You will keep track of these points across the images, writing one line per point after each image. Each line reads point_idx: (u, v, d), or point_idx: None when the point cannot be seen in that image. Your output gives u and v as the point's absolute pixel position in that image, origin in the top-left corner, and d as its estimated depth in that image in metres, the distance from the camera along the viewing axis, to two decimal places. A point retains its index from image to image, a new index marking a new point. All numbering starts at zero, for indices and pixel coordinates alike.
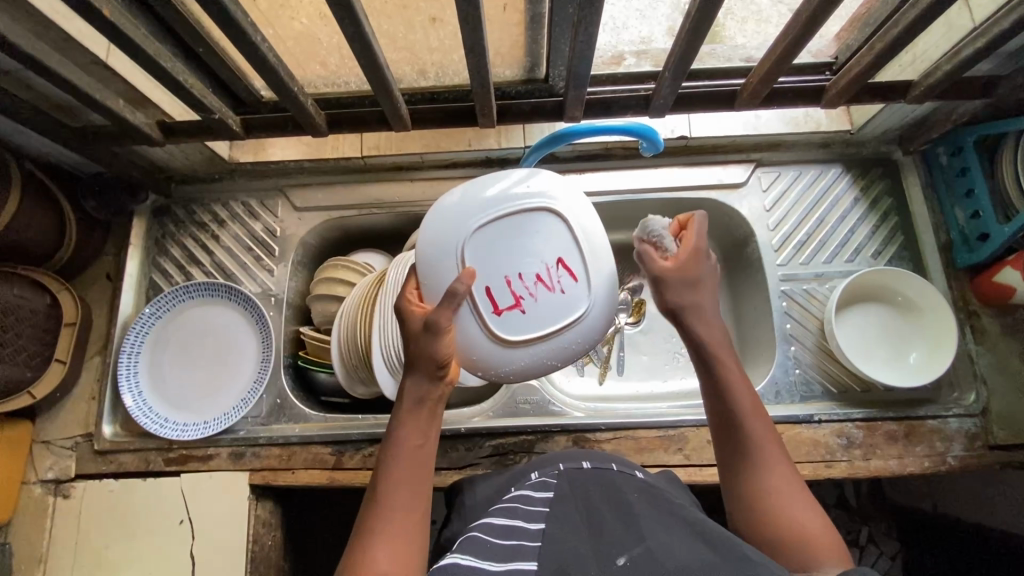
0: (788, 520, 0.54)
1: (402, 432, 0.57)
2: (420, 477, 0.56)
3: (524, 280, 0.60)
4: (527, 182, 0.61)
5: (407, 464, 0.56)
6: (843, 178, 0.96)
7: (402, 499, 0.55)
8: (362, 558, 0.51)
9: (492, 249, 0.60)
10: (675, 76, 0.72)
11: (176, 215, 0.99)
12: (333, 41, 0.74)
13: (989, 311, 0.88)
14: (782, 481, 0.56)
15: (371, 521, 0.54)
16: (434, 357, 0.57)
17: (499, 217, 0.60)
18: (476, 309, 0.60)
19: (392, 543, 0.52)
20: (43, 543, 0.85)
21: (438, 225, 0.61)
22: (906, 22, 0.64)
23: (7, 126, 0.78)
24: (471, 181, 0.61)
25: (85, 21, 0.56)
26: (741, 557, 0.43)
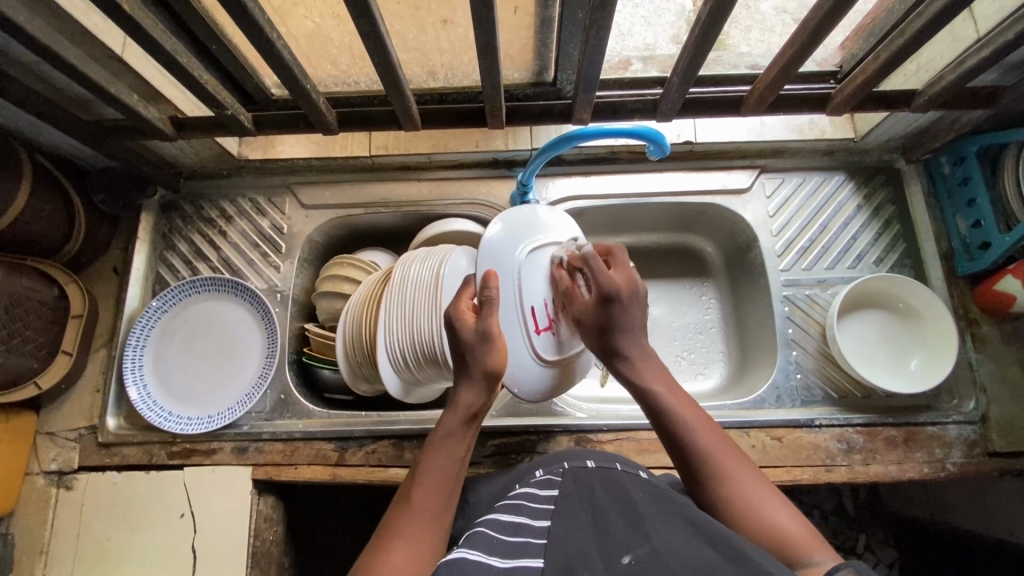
0: (765, 517, 0.54)
1: (444, 441, 0.62)
2: (450, 487, 0.60)
3: (554, 307, 0.74)
4: (556, 221, 0.77)
5: (444, 471, 0.60)
6: (846, 185, 0.97)
7: (430, 504, 0.57)
8: (384, 550, 0.52)
9: (533, 278, 0.73)
10: (682, 81, 0.72)
11: (184, 210, 1.00)
12: (345, 41, 0.76)
13: (989, 319, 0.89)
14: (751, 484, 0.57)
15: (397, 518, 0.56)
16: (490, 368, 0.64)
17: (540, 249, 0.75)
18: (524, 328, 0.72)
19: (413, 541, 0.54)
20: (45, 534, 0.86)
21: (493, 252, 0.74)
22: (911, 32, 0.65)
23: (21, 119, 0.79)
24: (509, 221, 0.76)
25: (104, 14, 0.57)
26: (747, 558, 0.44)
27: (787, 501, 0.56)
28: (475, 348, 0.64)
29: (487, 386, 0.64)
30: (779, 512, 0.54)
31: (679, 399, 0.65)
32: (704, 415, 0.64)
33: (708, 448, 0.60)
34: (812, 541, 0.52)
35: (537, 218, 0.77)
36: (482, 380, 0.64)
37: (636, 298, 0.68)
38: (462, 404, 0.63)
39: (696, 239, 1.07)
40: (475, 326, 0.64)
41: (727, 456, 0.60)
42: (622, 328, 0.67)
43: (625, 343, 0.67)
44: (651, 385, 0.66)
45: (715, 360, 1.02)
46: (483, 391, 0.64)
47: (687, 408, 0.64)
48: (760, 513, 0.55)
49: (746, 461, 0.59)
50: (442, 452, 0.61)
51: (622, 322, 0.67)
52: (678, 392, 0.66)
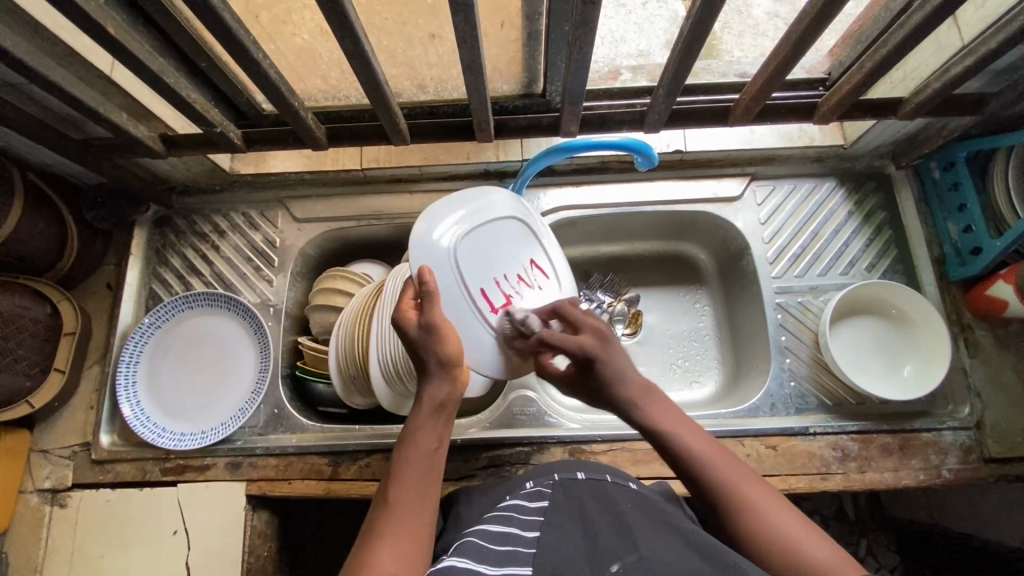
0: (800, 552, 0.51)
1: (420, 436, 0.61)
2: (429, 481, 0.59)
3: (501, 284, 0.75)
4: (484, 199, 0.77)
5: (420, 465, 0.59)
6: (837, 192, 0.97)
7: (410, 501, 0.57)
8: (367, 553, 0.52)
9: (478, 264, 0.74)
10: (669, 93, 0.73)
11: (177, 226, 1.00)
12: (334, 57, 0.76)
13: (982, 324, 0.89)
14: (786, 522, 0.54)
15: (382, 520, 0.55)
16: (444, 357, 0.63)
17: (474, 230, 0.74)
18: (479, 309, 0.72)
19: (398, 540, 0.53)
20: (38, 553, 0.85)
21: (422, 246, 0.71)
22: (895, 42, 0.65)
23: (12, 138, 0.79)
24: (437, 214, 0.73)
25: (90, 36, 0.58)
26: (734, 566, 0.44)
27: (818, 529, 0.53)
28: (423, 338, 0.63)
29: (449, 375, 0.64)
30: (822, 548, 0.51)
31: (691, 434, 0.62)
32: (717, 447, 0.61)
33: (731, 484, 0.57)
34: (851, 571, 0.49)
35: (471, 198, 0.76)
36: (440, 367, 0.64)
37: (609, 347, 0.66)
38: (430, 396, 0.63)
39: (688, 246, 1.07)
40: (418, 322, 0.64)
41: (755, 493, 0.57)
42: (607, 387, 0.65)
43: (621, 395, 0.65)
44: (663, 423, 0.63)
45: (710, 368, 1.02)
46: (446, 381, 0.64)
47: (706, 448, 0.61)
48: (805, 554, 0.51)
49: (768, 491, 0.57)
50: (416, 447, 0.61)
51: (610, 376, 0.65)
52: (690, 425, 0.63)
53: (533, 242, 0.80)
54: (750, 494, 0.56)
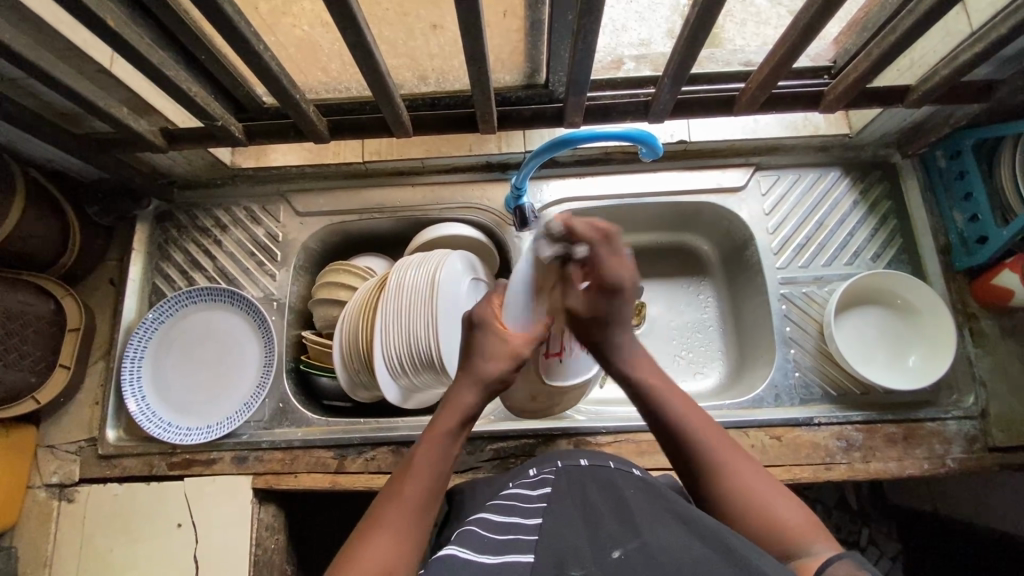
0: (765, 510, 0.54)
1: (432, 443, 0.61)
2: (437, 483, 0.59)
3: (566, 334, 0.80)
4: None
5: (427, 472, 0.59)
6: (841, 182, 0.96)
7: (411, 506, 0.56)
8: (358, 552, 0.51)
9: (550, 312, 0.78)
10: (674, 82, 0.72)
11: (179, 220, 1.00)
12: (335, 48, 0.75)
13: (987, 313, 0.89)
14: (749, 476, 0.57)
15: (386, 507, 0.56)
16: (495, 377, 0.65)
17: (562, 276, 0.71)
18: None
19: (397, 533, 0.53)
20: (47, 547, 0.86)
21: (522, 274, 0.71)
22: (903, 28, 0.65)
23: (12, 133, 0.79)
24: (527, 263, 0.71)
25: (89, 30, 0.57)
26: (735, 551, 0.44)
27: (787, 491, 0.56)
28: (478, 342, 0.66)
29: (489, 387, 0.65)
30: (783, 503, 0.55)
31: (670, 389, 0.65)
32: (695, 407, 0.64)
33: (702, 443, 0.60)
34: (814, 532, 0.52)
35: None
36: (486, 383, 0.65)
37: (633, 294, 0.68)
38: (460, 404, 0.63)
39: (692, 238, 1.07)
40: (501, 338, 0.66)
41: (725, 447, 0.60)
42: (616, 321, 0.68)
43: (619, 332, 0.68)
44: (641, 379, 0.66)
45: (714, 359, 1.02)
46: (483, 393, 0.64)
47: (681, 402, 0.64)
48: (764, 505, 0.54)
49: (740, 453, 0.59)
50: (427, 453, 0.60)
51: (619, 316, 0.68)
52: (669, 384, 0.66)
53: None
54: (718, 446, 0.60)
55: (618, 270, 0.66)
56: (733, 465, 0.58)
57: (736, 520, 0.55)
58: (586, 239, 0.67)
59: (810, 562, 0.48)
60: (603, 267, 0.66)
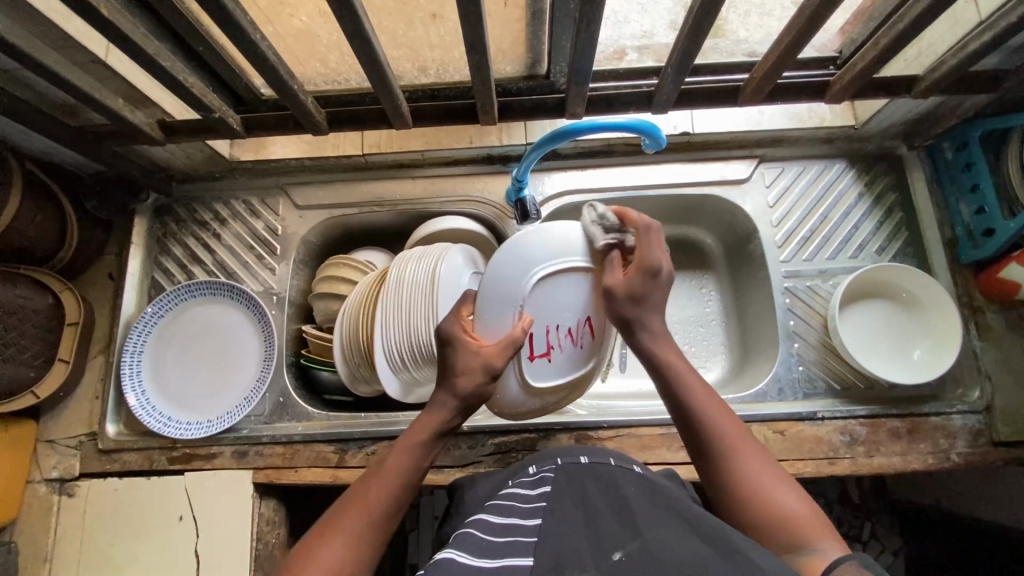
0: (774, 503, 0.53)
1: (404, 448, 0.61)
2: (402, 491, 0.59)
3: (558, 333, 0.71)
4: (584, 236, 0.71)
5: (397, 476, 0.59)
6: (846, 174, 0.95)
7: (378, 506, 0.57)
8: (322, 542, 0.53)
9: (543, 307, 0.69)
10: (677, 72, 0.71)
11: (177, 214, 0.99)
12: (333, 38, 0.74)
13: (993, 307, 0.88)
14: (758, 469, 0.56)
15: (349, 509, 0.56)
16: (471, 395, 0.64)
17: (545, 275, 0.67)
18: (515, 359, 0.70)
19: (354, 536, 0.54)
20: (48, 542, 0.86)
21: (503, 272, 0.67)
22: (911, 17, 0.63)
23: (8, 126, 0.78)
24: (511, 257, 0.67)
25: (83, 19, 0.56)
26: (739, 553, 0.43)
27: (795, 484, 0.55)
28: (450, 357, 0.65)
29: (463, 405, 0.64)
30: (789, 495, 0.54)
31: (690, 374, 0.64)
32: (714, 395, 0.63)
33: (715, 432, 0.60)
34: (822, 527, 0.51)
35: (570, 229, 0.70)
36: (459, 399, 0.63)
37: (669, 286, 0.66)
38: (433, 417, 0.63)
39: (696, 231, 1.06)
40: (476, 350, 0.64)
41: (737, 436, 0.59)
42: (653, 306, 0.65)
43: (649, 318, 0.65)
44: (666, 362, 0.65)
45: (716, 353, 1.01)
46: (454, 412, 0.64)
47: (698, 388, 0.63)
48: (768, 496, 0.54)
49: (753, 445, 0.59)
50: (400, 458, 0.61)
51: (655, 301, 0.65)
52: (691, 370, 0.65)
53: None
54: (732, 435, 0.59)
55: (664, 261, 0.65)
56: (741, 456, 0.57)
57: (744, 510, 0.54)
58: (636, 224, 0.66)
59: (816, 559, 0.48)
60: (649, 251, 0.65)
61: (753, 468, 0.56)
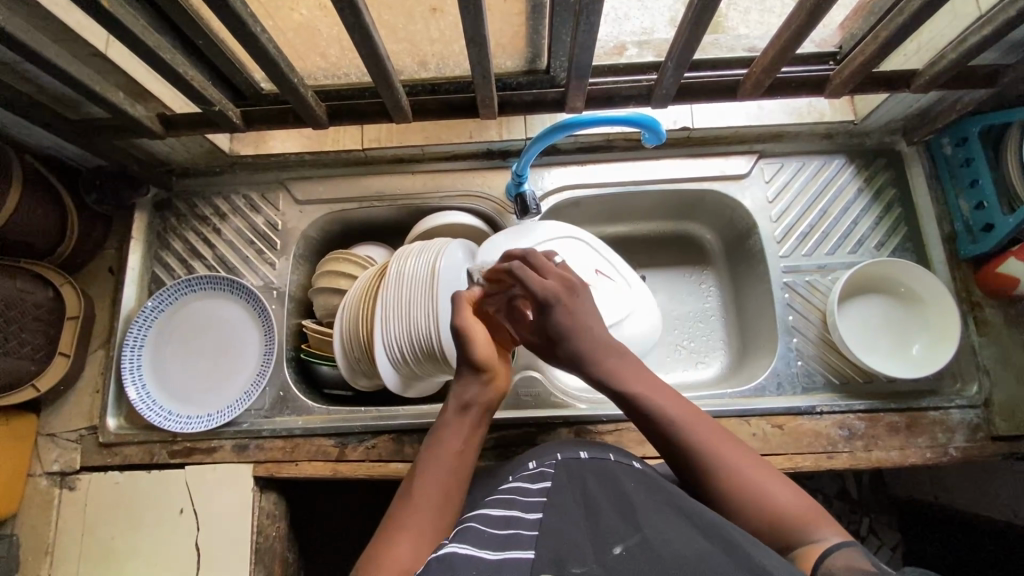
0: (774, 504, 0.54)
1: (447, 435, 0.63)
2: (457, 474, 0.61)
3: None
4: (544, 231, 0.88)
5: (448, 461, 0.61)
6: (846, 169, 0.95)
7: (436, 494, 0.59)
8: (393, 537, 0.54)
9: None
10: (677, 66, 0.71)
11: (177, 209, 0.99)
12: (333, 33, 0.74)
13: (992, 302, 0.88)
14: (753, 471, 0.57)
15: (404, 513, 0.57)
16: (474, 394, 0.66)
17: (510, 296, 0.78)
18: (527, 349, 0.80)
19: (418, 536, 0.55)
20: (49, 535, 0.86)
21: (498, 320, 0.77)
22: (911, 11, 0.64)
23: (9, 120, 0.78)
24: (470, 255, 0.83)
25: (84, 12, 0.56)
26: (737, 547, 0.44)
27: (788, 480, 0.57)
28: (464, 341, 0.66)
29: (485, 377, 0.66)
30: (787, 495, 0.55)
31: (657, 387, 0.64)
32: (685, 403, 0.63)
33: (700, 442, 0.59)
34: (823, 520, 0.53)
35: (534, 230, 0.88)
36: (479, 374, 0.67)
37: (572, 296, 0.69)
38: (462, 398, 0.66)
39: (695, 226, 1.06)
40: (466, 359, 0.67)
41: (722, 442, 0.59)
42: (569, 336, 0.66)
43: (576, 345, 0.66)
44: (627, 381, 0.64)
45: (715, 348, 1.02)
46: (482, 387, 0.66)
47: (672, 402, 0.62)
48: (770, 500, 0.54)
49: (735, 442, 0.59)
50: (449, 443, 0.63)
51: (566, 326, 0.67)
52: (654, 383, 0.65)
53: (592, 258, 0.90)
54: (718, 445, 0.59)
55: (542, 286, 0.68)
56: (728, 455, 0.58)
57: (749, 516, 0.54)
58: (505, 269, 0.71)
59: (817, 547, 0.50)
60: (528, 285, 0.68)
61: (746, 471, 0.56)
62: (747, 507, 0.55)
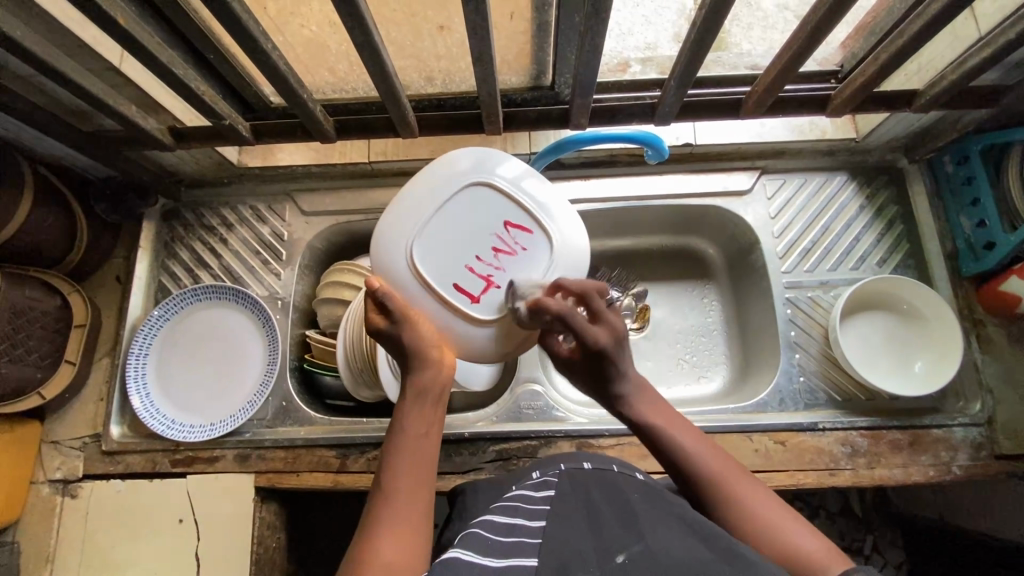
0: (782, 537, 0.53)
1: (410, 425, 0.59)
2: (424, 467, 0.57)
3: (487, 259, 0.61)
4: (450, 169, 0.62)
5: (414, 455, 0.58)
6: (848, 186, 0.96)
7: (407, 493, 0.55)
8: (369, 545, 0.51)
9: (444, 229, 0.61)
10: (680, 85, 0.72)
11: (185, 218, 1.00)
12: (342, 48, 0.75)
13: (994, 319, 0.88)
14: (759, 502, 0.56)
15: (380, 511, 0.54)
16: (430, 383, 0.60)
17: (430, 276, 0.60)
18: (458, 308, 0.61)
19: (400, 530, 0.52)
20: (50, 543, 0.86)
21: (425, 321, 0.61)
22: (910, 33, 0.65)
23: (23, 132, 0.80)
24: (397, 214, 0.62)
25: (100, 28, 0.58)
26: (739, 559, 0.44)
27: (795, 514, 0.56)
28: (400, 337, 0.59)
29: (433, 360, 0.60)
30: (793, 528, 0.54)
31: (679, 424, 0.63)
32: (700, 438, 0.63)
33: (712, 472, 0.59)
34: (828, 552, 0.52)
35: (434, 177, 0.62)
36: (430, 357, 0.60)
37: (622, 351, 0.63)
38: (417, 385, 0.60)
39: (698, 241, 1.06)
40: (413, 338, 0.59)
41: (731, 473, 0.59)
42: (613, 378, 0.64)
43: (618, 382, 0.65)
44: (651, 417, 0.64)
45: (717, 363, 1.02)
46: (439, 368, 0.60)
47: (690, 435, 0.62)
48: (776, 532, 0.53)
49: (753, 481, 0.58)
50: (410, 437, 0.59)
51: (617, 368, 0.64)
52: (676, 419, 0.64)
53: (496, 194, 0.62)
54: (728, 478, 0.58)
55: (595, 338, 0.61)
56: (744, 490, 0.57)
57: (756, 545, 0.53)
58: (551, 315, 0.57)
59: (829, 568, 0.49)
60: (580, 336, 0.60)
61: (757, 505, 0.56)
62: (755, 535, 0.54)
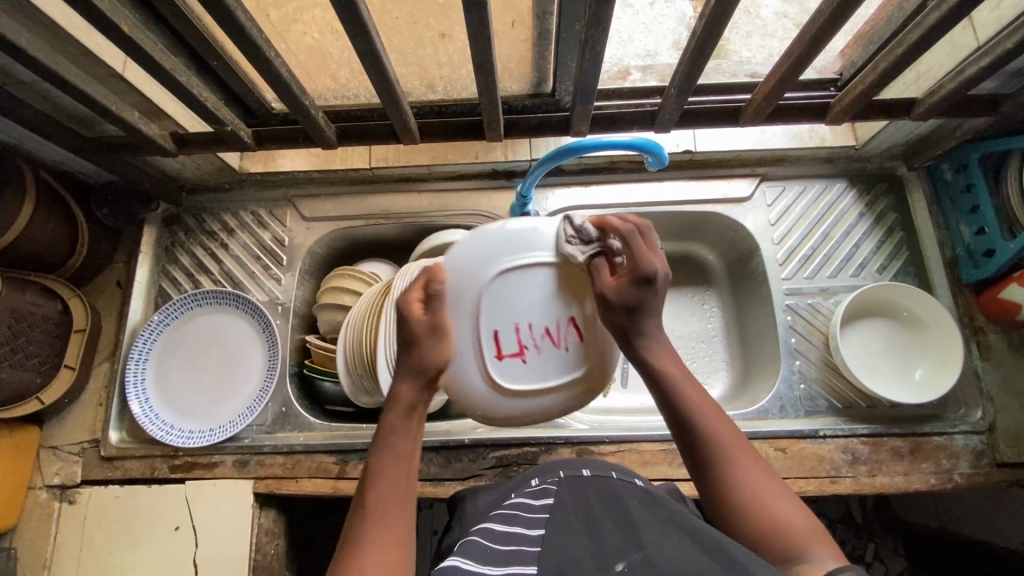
0: (774, 516, 0.52)
1: (392, 436, 0.57)
2: (406, 480, 0.55)
3: (529, 331, 0.57)
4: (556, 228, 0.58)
5: (396, 467, 0.55)
6: (848, 194, 0.96)
7: (388, 507, 0.53)
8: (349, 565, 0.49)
9: (509, 282, 0.57)
10: (680, 93, 0.72)
11: (186, 223, 1.00)
12: (345, 55, 0.76)
13: (994, 327, 0.88)
14: (758, 477, 0.54)
15: (358, 530, 0.51)
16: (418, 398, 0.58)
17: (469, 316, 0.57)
18: (478, 354, 0.58)
19: (380, 550, 0.50)
20: (46, 549, 0.86)
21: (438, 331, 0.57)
22: (909, 43, 0.65)
23: (26, 137, 0.80)
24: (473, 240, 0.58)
25: (104, 36, 0.58)
26: (737, 561, 0.43)
27: (794, 496, 0.54)
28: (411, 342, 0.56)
29: (426, 377, 0.57)
30: (789, 509, 0.52)
31: (689, 380, 0.59)
32: (711, 399, 0.59)
33: (717, 437, 0.56)
34: (819, 537, 0.50)
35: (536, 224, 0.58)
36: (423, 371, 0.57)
37: (665, 289, 0.58)
38: (400, 398, 0.57)
39: (698, 247, 1.07)
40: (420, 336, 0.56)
41: (735, 441, 0.56)
42: (648, 314, 0.58)
43: (651, 322, 0.58)
44: (664, 366, 0.60)
45: (717, 370, 1.02)
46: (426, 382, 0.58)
47: (698, 394, 0.59)
48: (768, 510, 0.52)
49: (756, 453, 0.56)
50: (392, 449, 0.56)
51: (654, 306, 0.58)
52: (689, 374, 0.60)
53: (576, 284, 0.58)
54: (730, 446, 0.56)
55: (652, 263, 0.56)
56: (747, 468, 0.54)
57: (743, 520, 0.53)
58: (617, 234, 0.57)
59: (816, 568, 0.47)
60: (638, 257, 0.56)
61: (755, 480, 0.54)
62: (750, 515, 0.52)
